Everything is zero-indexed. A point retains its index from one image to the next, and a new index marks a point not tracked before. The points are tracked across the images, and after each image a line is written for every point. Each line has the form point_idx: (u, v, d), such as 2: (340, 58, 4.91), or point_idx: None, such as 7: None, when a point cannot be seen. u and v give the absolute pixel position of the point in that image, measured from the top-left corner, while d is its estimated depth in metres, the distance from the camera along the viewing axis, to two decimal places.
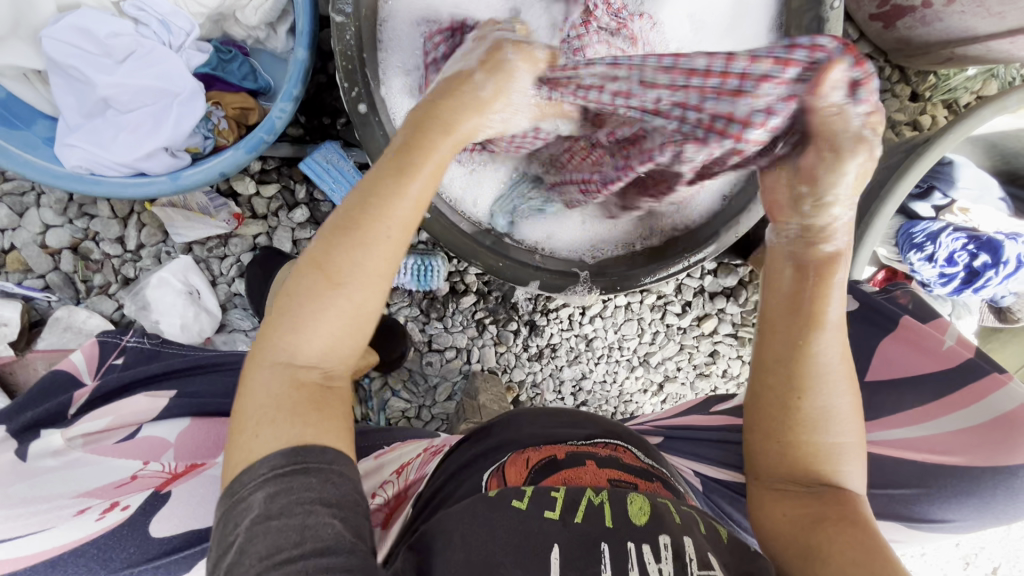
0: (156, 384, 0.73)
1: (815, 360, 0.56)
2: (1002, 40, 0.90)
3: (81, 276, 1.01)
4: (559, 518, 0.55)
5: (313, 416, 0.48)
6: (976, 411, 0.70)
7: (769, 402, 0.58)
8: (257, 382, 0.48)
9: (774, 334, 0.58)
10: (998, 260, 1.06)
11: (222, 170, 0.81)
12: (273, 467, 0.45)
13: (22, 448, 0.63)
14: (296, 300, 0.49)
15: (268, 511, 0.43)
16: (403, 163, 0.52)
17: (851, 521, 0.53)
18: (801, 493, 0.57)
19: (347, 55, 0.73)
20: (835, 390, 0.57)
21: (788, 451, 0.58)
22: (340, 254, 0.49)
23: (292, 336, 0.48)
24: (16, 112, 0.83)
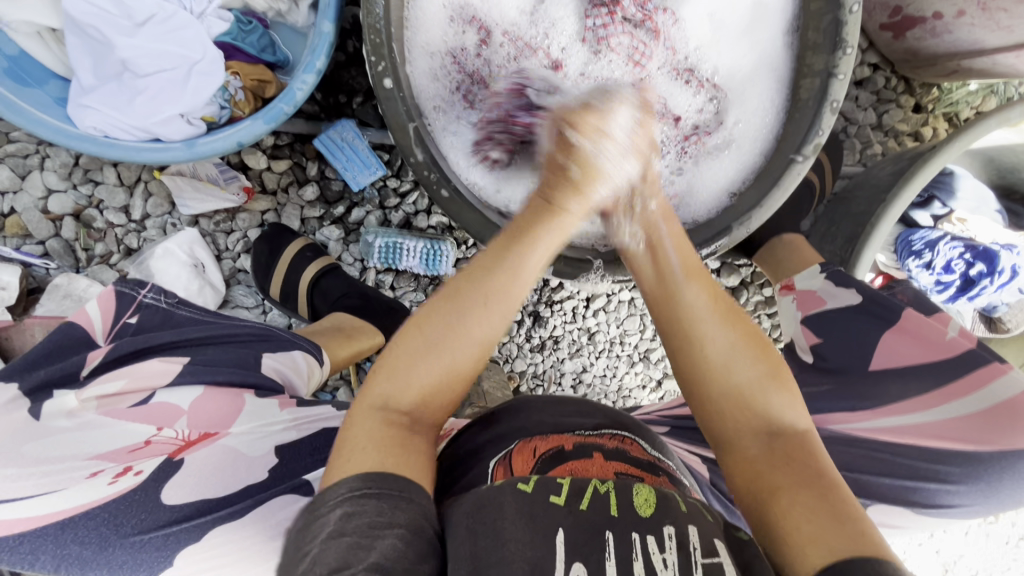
0: (171, 352, 0.71)
1: (688, 314, 0.65)
2: (1007, 54, 0.93)
3: (83, 244, 0.99)
4: (565, 504, 0.52)
5: (397, 450, 0.54)
6: (972, 402, 0.74)
7: (688, 366, 0.65)
8: (358, 421, 0.56)
9: (661, 308, 0.68)
10: (993, 270, 1.08)
11: (240, 140, 0.80)
12: (352, 490, 0.50)
13: (35, 408, 0.61)
14: (410, 359, 0.58)
15: (342, 528, 0.48)
16: (527, 233, 0.64)
17: (807, 483, 0.55)
18: (751, 449, 0.60)
19: (374, 27, 0.72)
20: (727, 337, 0.64)
21: (728, 409, 0.62)
22: (446, 321, 0.59)
23: (393, 382, 0.58)
24: (28, 71, 0.81)
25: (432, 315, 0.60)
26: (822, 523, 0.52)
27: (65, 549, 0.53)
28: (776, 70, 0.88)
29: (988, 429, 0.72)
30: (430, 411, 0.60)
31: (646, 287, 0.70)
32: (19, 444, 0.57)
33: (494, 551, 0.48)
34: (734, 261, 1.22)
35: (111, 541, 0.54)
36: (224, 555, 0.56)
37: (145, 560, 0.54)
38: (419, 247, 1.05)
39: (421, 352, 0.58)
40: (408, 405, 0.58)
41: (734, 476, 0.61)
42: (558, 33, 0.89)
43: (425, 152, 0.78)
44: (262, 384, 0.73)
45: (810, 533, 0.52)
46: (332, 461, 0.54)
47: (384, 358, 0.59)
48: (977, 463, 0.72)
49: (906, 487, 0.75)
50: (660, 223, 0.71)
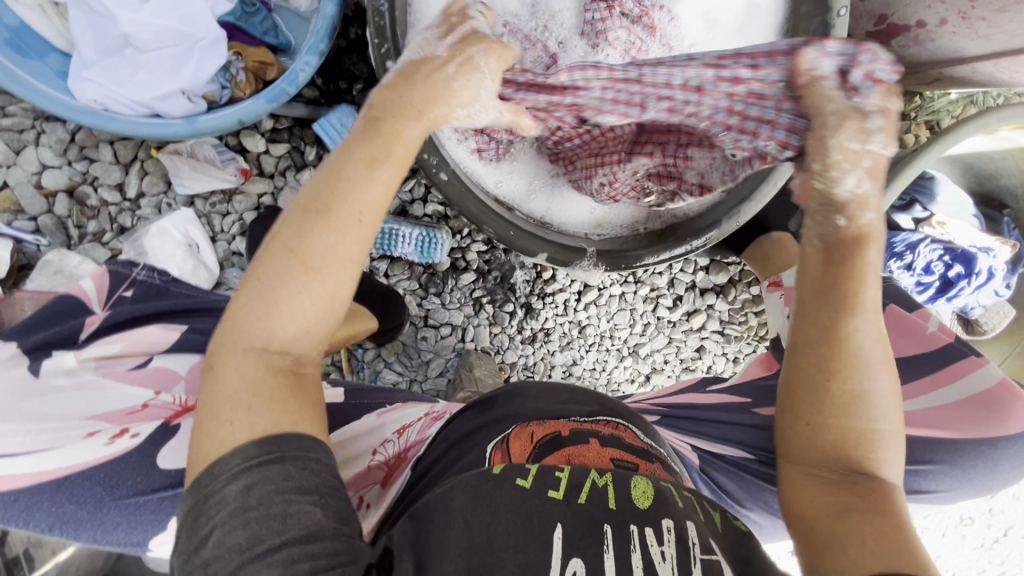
0: (169, 319, 0.72)
1: (854, 345, 0.55)
2: (987, 62, 0.97)
3: (76, 221, 0.98)
4: (563, 498, 0.54)
5: (286, 399, 0.50)
6: (955, 390, 0.78)
7: (805, 383, 0.57)
8: (232, 365, 0.50)
9: (806, 318, 0.57)
10: (971, 271, 1.13)
11: (241, 118, 0.81)
12: (246, 461, 0.46)
13: (34, 364, 0.60)
14: (269, 283, 0.50)
15: (246, 503, 0.45)
16: (370, 158, 0.53)
17: (888, 530, 0.51)
18: (830, 476, 0.56)
19: (378, 11, 0.74)
20: (869, 375, 0.55)
21: (828, 433, 0.56)
22: (315, 240, 0.51)
23: (264, 322, 0.50)
24: (28, 42, 0.81)
25: (297, 236, 0.51)
26: (884, 564, 0.48)
27: (60, 508, 0.52)
28: None
29: (960, 420, 0.77)
30: (316, 345, 0.54)
31: (801, 286, 0.58)
32: (18, 400, 0.56)
33: (488, 547, 0.50)
34: (723, 259, 1.25)
35: (106, 503, 0.54)
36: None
37: (140, 521, 0.55)
38: (414, 234, 1.10)
39: (287, 287, 0.50)
40: (285, 344, 0.52)
41: (798, 493, 0.57)
42: (558, 25, 0.92)
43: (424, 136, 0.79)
44: None
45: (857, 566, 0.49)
46: (207, 415, 0.49)
47: (247, 280, 0.51)
48: (949, 448, 0.76)
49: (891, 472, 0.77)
50: (874, 245, 0.55)
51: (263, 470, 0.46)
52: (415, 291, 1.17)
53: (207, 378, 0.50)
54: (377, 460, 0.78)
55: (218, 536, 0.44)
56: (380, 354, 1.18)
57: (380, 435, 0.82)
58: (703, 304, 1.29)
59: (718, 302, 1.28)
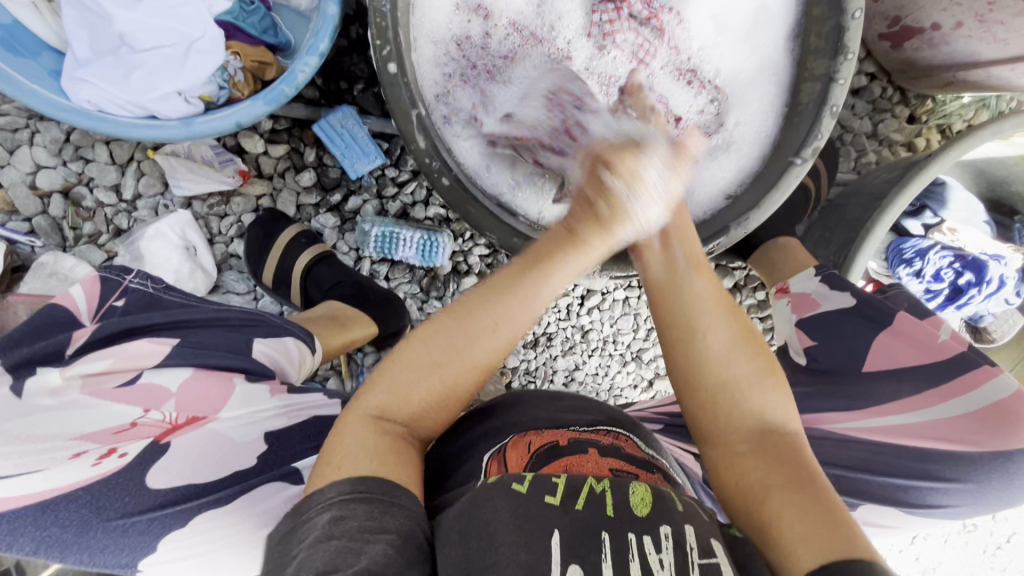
0: (159, 333, 0.69)
1: (689, 305, 0.62)
2: (1003, 67, 0.95)
3: (71, 223, 0.96)
4: (560, 504, 0.52)
5: (391, 458, 0.54)
6: (968, 401, 0.76)
7: (684, 362, 0.62)
8: (348, 432, 0.55)
9: (660, 302, 0.65)
10: (981, 280, 1.10)
11: (238, 120, 0.79)
12: (341, 494, 0.50)
13: (18, 383, 0.59)
14: (406, 369, 0.56)
15: (331, 531, 0.47)
16: (545, 260, 0.60)
17: (800, 486, 0.55)
18: (740, 446, 0.60)
19: (380, 11, 0.72)
20: (719, 333, 0.61)
21: (718, 411, 0.61)
22: (446, 345, 0.56)
23: (388, 397, 0.56)
24: (21, 41, 0.79)
25: (430, 335, 0.57)
26: (821, 546, 0.50)
27: (45, 531, 0.51)
28: (777, 74, 0.88)
29: (978, 430, 0.75)
30: (425, 425, 0.59)
31: (650, 272, 0.67)
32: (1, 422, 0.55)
33: (487, 550, 0.48)
34: (729, 264, 1.23)
35: (93, 524, 0.52)
36: (214, 534, 0.56)
37: (128, 543, 0.53)
38: (415, 237, 1.04)
39: (424, 372, 0.56)
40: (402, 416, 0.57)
41: (725, 478, 0.60)
42: (564, 27, 0.89)
43: (426, 139, 0.77)
44: (252, 367, 0.72)
45: (800, 539, 0.51)
46: (320, 462, 0.53)
47: (383, 370, 0.57)
48: (957, 461, 0.75)
49: (903, 485, 0.77)
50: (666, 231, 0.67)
51: (350, 506, 0.49)
52: (416, 295, 1.10)
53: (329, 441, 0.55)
54: None
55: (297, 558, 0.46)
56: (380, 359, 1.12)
57: None
58: None
59: None
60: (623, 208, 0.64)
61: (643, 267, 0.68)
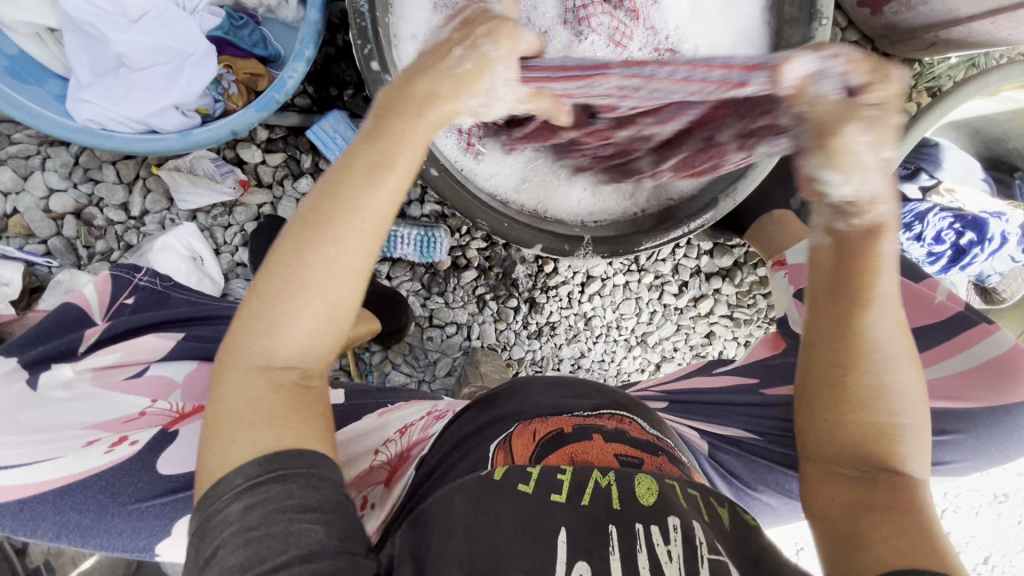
0: (166, 327, 0.74)
1: (864, 338, 0.51)
2: (982, 22, 0.95)
3: (84, 242, 1.01)
4: (567, 501, 0.53)
5: (289, 416, 0.47)
6: (968, 357, 0.77)
7: (817, 379, 0.53)
8: (237, 385, 0.47)
9: (821, 313, 0.52)
10: (984, 237, 1.09)
11: (233, 128, 0.82)
12: (247, 480, 0.44)
13: (33, 378, 0.64)
14: (265, 307, 0.48)
15: (247, 522, 0.42)
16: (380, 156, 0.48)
17: (906, 524, 0.48)
18: (848, 473, 0.52)
19: (358, 12, 0.75)
20: (890, 366, 0.51)
21: (843, 433, 0.52)
22: (310, 255, 0.47)
23: (266, 338, 0.47)
24: (28, 70, 0.84)
25: (288, 249, 0.48)
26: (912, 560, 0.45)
27: (65, 516, 0.56)
28: (758, 46, 0.90)
29: (975, 388, 0.75)
30: (323, 358, 0.51)
31: (811, 282, 0.53)
32: (18, 413, 0.60)
33: (490, 553, 0.49)
34: (726, 242, 1.24)
35: (109, 509, 0.57)
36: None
37: (143, 527, 0.58)
38: (413, 235, 1.11)
39: (297, 291, 0.47)
40: (287, 359, 0.49)
41: (821, 500, 0.53)
42: (539, 16, 0.90)
43: None
44: None
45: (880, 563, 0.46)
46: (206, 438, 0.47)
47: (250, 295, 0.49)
48: (959, 415, 0.75)
49: None
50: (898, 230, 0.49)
51: (265, 488, 0.44)
52: (418, 291, 1.18)
53: (211, 398, 0.48)
54: (381, 459, 0.77)
55: (218, 553, 0.42)
56: (387, 356, 1.19)
57: (383, 435, 0.82)
58: (710, 289, 1.28)
59: (724, 285, 1.27)
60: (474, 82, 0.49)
61: (812, 269, 0.52)
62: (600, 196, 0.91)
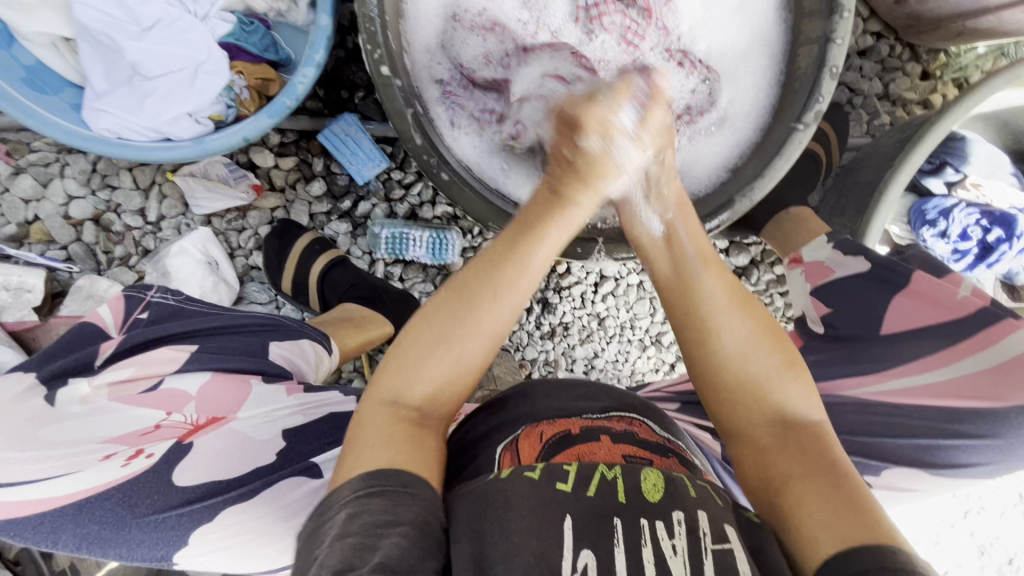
0: (177, 340, 0.77)
1: (704, 304, 0.64)
2: (1013, 10, 0.91)
3: (103, 247, 1.02)
4: (572, 490, 0.52)
5: (407, 446, 0.54)
6: (990, 355, 0.74)
7: (702, 358, 0.63)
8: (372, 416, 0.57)
9: (674, 306, 0.66)
10: (1012, 234, 1.06)
11: (245, 135, 0.83)
12: (355, 492, 0.50)
13: (51, 394, 0.67)
14: (414, 347, 0.58)
15: (347, 528, 0.47)
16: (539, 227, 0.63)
17: (823, 479, 0.54)
18: (765, 440, 0.59)
19: (368, 16, 0.74)
20: (730, 322, 0.63)
21: (738, 399, 0.61)
22: (449, 316, 0.59)
23: (402, 379, 0.58)
24: (45, 79, 0.85)
25: (433, 308, 0.60)
26: (838, 534, 0.49)
27: (85, 528, 0.59)
28: (774, 43, 0.87)
29: (1000, 384, 0.71)
30: (448, 400, 0.60)
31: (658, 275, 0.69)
32: (40, 429, 0.63)
33: (500, 538, 0.48)
34: (741, 240, 1.21)
35: (128, 521, 0.59)
36: (236, 529, 0.62)
37: (159, 538, 0.60)
38: (425, 236, 1.06)
39: (430, 344, 0.58)
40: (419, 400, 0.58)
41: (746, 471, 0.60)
42: (549, 16, 0.90)
43: (423, 137, 0.79)
44: (269, 371, 0.79)
45: (814, 531, 0.51)
46: (344, 452, 0.55)
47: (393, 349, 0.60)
48: (984, 417, 0.72)
49: (924, 446, 0.74)
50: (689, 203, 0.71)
51: (367, 500, 0.49)
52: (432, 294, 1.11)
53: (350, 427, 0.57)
54: None
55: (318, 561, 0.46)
56: None
57: None
58: None
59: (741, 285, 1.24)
60: (602, 159, 0.65)
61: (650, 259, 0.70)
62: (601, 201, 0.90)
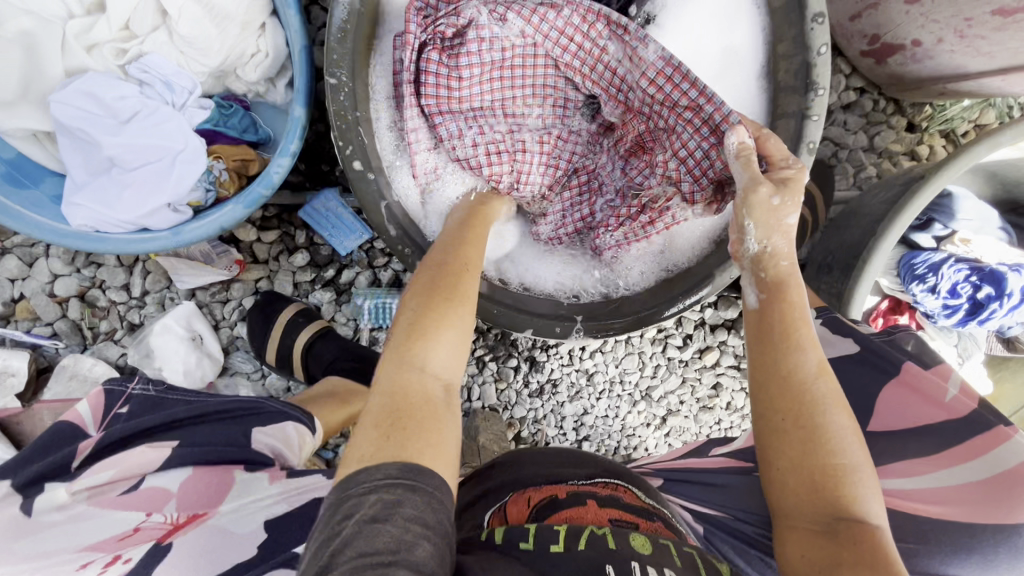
0: (158, 436, 0.77)
1: (801, 378, 0.60)
2: (993, 77, 0.91)
3: (88, 323, 1.03)
4: (565, 549, 0.52)
5: (406, 433, 0.50)
6: (983, 464, 0.73)
7: (780, 430, 0.59)
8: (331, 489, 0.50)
9: (756, 362, 0.63)
10: (1001, 292, 1.04)
11: (222, 224, 0.83)
12: (387, 477, 0.46)
13: (26, 504, 0.67)
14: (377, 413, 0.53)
15: (371, 515, 0.44)
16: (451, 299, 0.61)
17: (866, 565, 0.51)
18: (811, 525, 0.56)
19: (341, 113, 0.75)
20: (834, 407, 0.59)
21: (795, 477, 0.58)
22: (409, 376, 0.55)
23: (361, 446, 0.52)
24: (26, 172, 0.86)
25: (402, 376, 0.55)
26: None
27: None
28: (752, 115, 0.86)
29: (984, 497, 0.71)
30: None
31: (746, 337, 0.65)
32: (12, 543, 0.63)
33: None
34: (730, 294, 1.22)
35: None
36: None
37: None
38: None
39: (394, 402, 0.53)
40: None
41: (788, 556, 0.56)
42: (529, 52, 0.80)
43: (398, 228, 0.81)
44: (253, 458, 0.78)
45: None
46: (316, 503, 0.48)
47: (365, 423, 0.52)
48: (959, 529, 0.71)
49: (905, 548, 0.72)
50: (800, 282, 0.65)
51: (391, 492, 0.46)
52: None
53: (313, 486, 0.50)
54: None
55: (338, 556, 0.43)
56: None
57: None
58: (715, 342, 1.25)
59: (731, 338, 1.24)
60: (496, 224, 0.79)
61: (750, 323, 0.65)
62: (575, 274, 0.93)
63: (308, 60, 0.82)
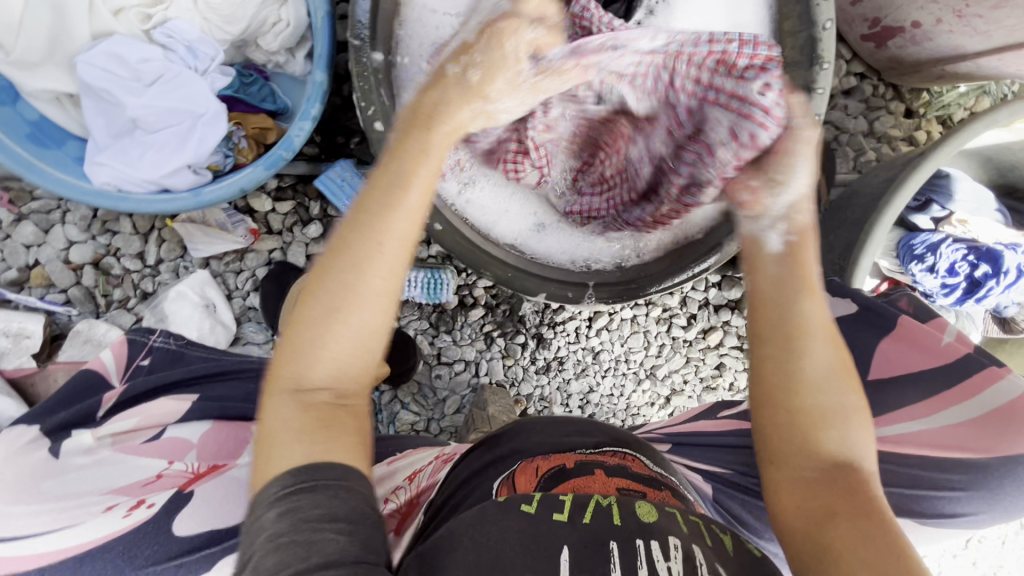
0: (175, 390, 0.80)
1: (802, 326, 0.54)
2: (990, 57, 0.94)
3: (102, 290, 1.03)
4: (568, 520, 0.51)
5: (325, 435, 0.47)
6: (980, 403, 0.76)
7: (776, 377, 0.54)
8: (273, 413, 0.47)
9: (759, 313, 0.56)
10: (998, 270, 1.07)
11: (242, 186, 0.85)
12: (283, 489, 0.43)
13: (56, 446, 0.69)
14: (306, 324, 0.49)
15: (279, 528, 0.41)
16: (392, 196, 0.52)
17: (864, 512, 0.48)
18: (807, 469, 0.51)
19: (363, 72, 0.76)
20: (827, 350, 0.54)
21: (791, 421, 0.53)
22: (333, 280, 0.49)
23: (298, 360, 0.48)
24: (49, 133, 0.87)
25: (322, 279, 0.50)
26: None
27: None
28: None
29: (984, 438, 0.74)
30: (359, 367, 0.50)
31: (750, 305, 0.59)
32: (38, 482, 0.63)
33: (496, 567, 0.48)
34: (734, 274, 1.24)
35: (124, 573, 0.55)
36: None
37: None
38: (419, 277, 1.15)
39: (326, 317, 0.48)
40: (327, 379, 0.49)
41: (779, 499, 0.52)
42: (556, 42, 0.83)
43: None
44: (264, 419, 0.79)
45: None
46: (257, 467, 0.46)
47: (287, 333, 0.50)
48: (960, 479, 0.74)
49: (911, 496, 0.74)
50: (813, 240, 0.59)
51: (298, 497, 0.43)
52: (426, 330, 1.19)
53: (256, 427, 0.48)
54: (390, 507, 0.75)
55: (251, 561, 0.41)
56: (397, 396, 1.20)
57: (390, 483, 0.82)
58: (718, 322, 1.28)
59: (734, 318, 1.27)
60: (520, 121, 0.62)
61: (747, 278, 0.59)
62: (582, 245, 0.94)
63: (331, 27, 0.84)
